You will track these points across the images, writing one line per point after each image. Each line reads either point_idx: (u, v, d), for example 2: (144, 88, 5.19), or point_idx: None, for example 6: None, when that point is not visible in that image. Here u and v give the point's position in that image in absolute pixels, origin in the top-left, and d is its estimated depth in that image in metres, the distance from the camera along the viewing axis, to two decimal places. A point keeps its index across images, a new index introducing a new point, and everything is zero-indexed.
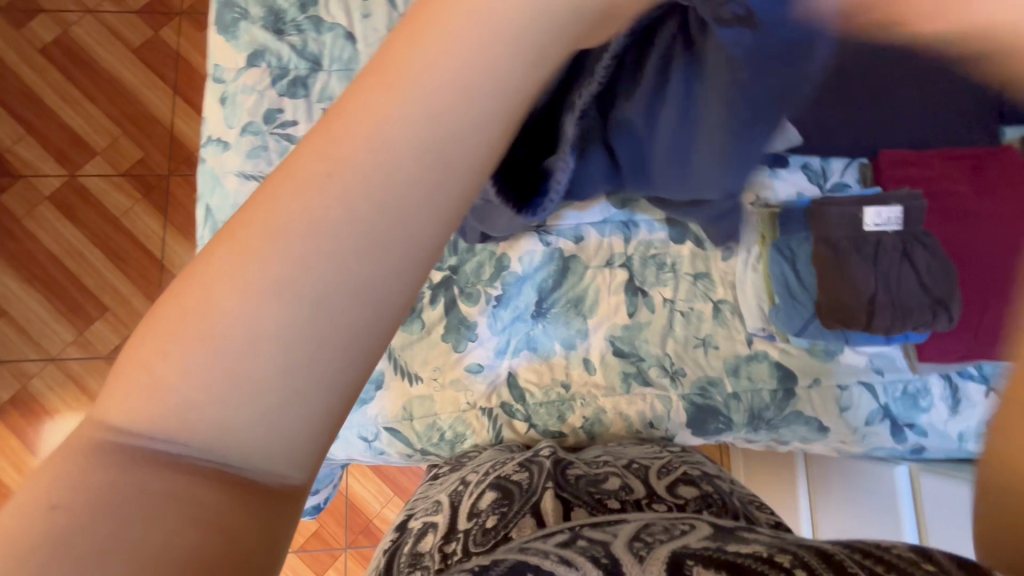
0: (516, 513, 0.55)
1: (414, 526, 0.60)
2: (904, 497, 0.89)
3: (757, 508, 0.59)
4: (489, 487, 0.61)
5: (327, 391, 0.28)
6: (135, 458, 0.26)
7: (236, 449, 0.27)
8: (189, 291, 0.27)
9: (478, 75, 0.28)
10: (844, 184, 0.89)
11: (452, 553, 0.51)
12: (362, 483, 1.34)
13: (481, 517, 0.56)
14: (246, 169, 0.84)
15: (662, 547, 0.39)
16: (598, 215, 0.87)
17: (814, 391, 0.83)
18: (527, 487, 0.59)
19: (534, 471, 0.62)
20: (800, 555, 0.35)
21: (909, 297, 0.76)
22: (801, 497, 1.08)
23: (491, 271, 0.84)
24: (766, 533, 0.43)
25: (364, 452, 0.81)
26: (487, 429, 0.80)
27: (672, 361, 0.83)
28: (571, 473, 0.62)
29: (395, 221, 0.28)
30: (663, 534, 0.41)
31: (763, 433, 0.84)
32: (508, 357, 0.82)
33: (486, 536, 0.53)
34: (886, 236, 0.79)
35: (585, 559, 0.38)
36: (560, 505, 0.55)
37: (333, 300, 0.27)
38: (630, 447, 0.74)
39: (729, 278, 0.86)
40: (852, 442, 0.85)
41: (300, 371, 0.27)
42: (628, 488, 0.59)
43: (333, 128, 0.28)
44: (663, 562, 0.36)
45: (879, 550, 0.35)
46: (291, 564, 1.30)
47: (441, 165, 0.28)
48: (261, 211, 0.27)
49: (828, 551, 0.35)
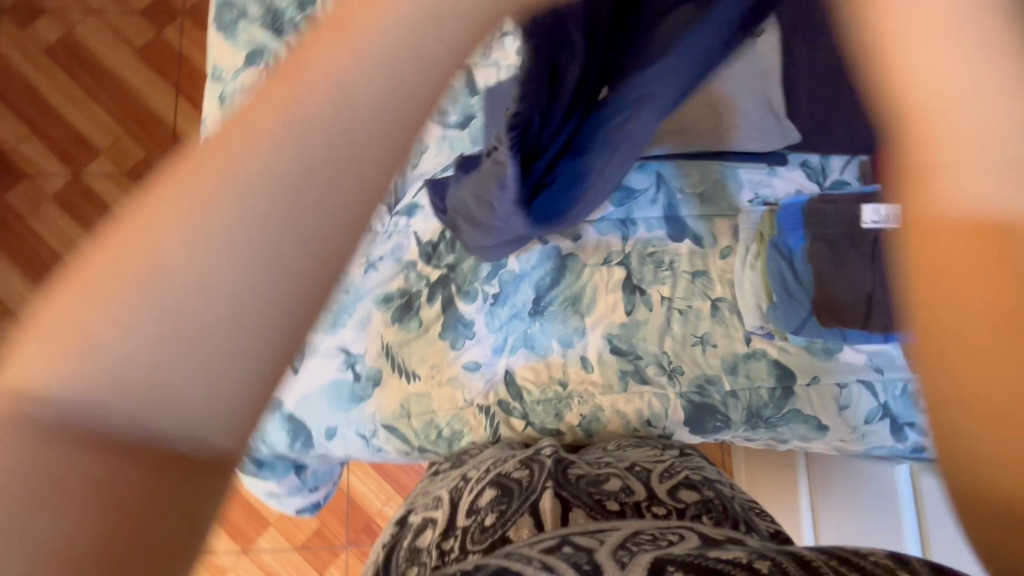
0: (515, 511, 0.54)
1: (413, 521, 0.61)
2: (906, 501, 0.90)
3: (757, 515, 0.59)
4: (488, 484, 0.60)
5: (261, 350, 0.28)
6: (52, 431, 0.25)
7: (170, 412, 0.27)
8: (112, 254, 0.27)
9: (413, 58, 0.31)
10: (843, 183, 0.88)
11: (449, 550, 0.52)
12: (363, 481, 1.34)
13: (479, 515, 0.56)
14: None
15: (644, 554, 0.39)
16: (596, 212, 0.87)
17: (813, 389, 0.83)
18: (527, 486, 0.58)
19: (535, 470, 0.61)
20: (779, 562, 0.35)
21: None
22: (803, 499, 1.07)
23: (489, 269, 0.84)
24: (757, 544, 0.43)
25: (362, 449, 0.81)
26: (484, 426, 0.81)
27: (670, 359, 0.83)
28: (572, 472, 0.61)
29: (334, 185, 0.29)
30: (649, 544, 0.41)
31: (762, 432, 0.84)
32: (505, 355, 0.83)
33: (483, 533, 0.53)
34: None
35: (568, 565, 0.38)
36: (559, 504, 0.54)
37: (272, 258, 0.28)
38: (631, 449, 0.73)
39: (726, 276, 0.86)
40: (851, 440, 0.85)
41: (237, 329, 0.28)
42: (629, 489, 0.59)
43: (275, 101, 0.29)
44: (644, 566, 0.36)
45: (858, 557, 0.35)
46: (293, 560, 1.31)
47: (374, 133, 0.30)
48: (193, 175, 0.28)
49: (806, 557, 0.36)
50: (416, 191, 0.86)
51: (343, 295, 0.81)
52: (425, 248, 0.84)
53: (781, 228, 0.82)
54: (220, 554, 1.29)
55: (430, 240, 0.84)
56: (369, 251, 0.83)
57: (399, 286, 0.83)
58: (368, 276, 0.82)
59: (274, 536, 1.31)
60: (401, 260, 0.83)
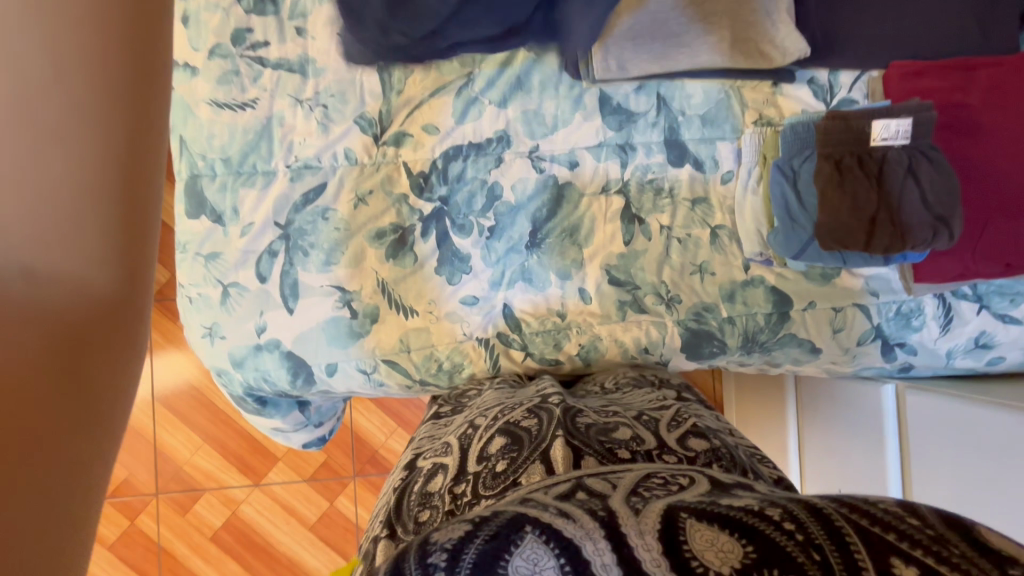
0: (527, 458, 0.53)
1: (423, 465, 0.60)
2: (890, 417, 0.92)
3: (760, 461, 0.60)
4: (497, 432, 0.58)
5: (104, 224, 0.30)
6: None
7: (68, 251, 0.28)
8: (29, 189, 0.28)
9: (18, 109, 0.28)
10: (851, 101, 0.85)
11: (461, 493, 0.51)
12: (366, 416, 1.38)
13: (490, 461, 0.54)
14: (219, 96, 0.78)
15: (657, 501, 0.39)
16: (594, 137, 0.83)
17: (809, 313, 0.84)
18: (537, 434, 0.56)
19: (544, 417, 0.59)
20: (790, 509, 0.36)
21: (912, 216, 0.75)
22: (791, 415, 1.15)
23: (483, 201, 0.81)
24: (766, 488, 0.42)
25: (364, 384, 0.82)
26: (485, 358, 0.81)
27: (668, 288, 0.83)
28: (581, 421, 0.58)
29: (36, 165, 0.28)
30: (660, 489, 0.41)
31: (757, 356, 0.86)
32: (503, 289, 0.82)
33: (496, 479, 0.51)
34: (893, 150, 0.77)
35: (583, 512, 0.37)
36: (571, 453, 0.52)
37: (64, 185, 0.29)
38: (631, 393, 0.73)
39: (727, 202, 0.85)
40: (842, 362, 0.87)
41: (83, 174, 0.29)
42: (639, 438, 0.57)
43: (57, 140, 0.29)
44: (657, 514, 0.36)
45: (867, 504, 0.36)
46: (304, 492, 1.37)
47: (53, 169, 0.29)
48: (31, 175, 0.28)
49: (817, 505, 0.36)
50: (403, 118, 0.81)
51: (334, 231, 0.79)
52: (417, 179, 0.80)
53: (784, 150, 0.80)
54: (232, 488, 1.34)
55: (422, 171, 0.81)
56: (357, 185, 0.80)
57: (391, 221, 0.80)
58: (357, 211, 0.79)
59: (282, 469, 1.36)
60: (393, 194, 0.80)
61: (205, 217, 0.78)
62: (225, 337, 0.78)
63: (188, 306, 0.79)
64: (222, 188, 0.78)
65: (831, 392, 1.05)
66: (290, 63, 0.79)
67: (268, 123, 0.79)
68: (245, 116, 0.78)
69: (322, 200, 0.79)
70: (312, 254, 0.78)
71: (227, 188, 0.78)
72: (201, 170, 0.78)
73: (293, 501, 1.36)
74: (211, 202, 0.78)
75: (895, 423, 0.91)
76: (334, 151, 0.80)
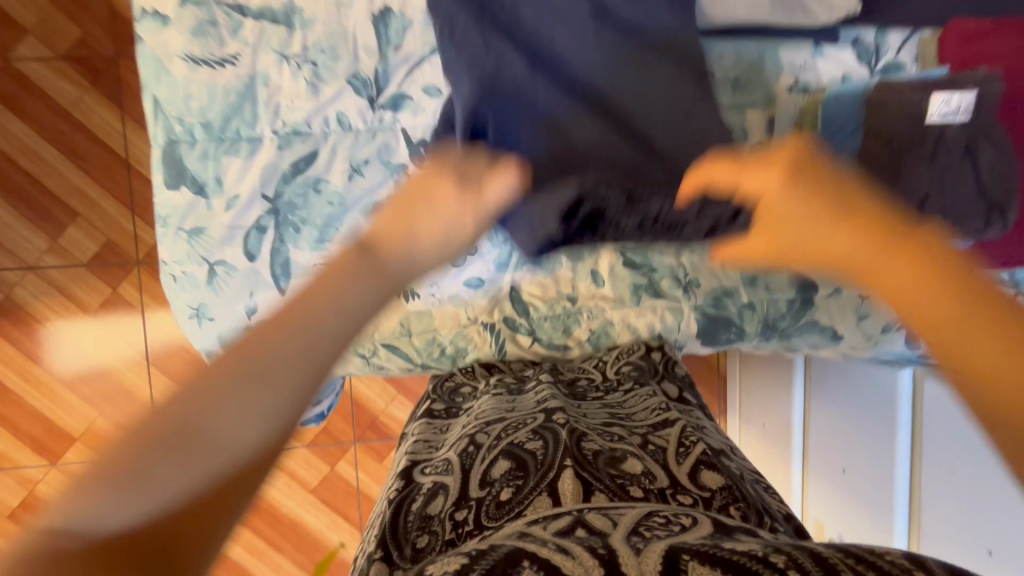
0: (533, 490, 0.49)
1: (424, 481, 0.55)
2: (904, 402, 0.88)
3: (767, 492, 0.56)
4: (501, 455, 0.54)
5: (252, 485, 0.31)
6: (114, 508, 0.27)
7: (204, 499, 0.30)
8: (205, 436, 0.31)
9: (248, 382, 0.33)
10: (898, 65, 0.76)
11: (463, 522, 0.48)
12: (365, 384, 1.35)
13: (494, 488, 0.51)
14: (194, 51, 0.68)
15: (658, 542, 0.35)
16: None
17: (834, 299, 0.79)
18: (542, 461, 0.52)
19: (549, 440, 0.54)
20: (795, 556, 0.32)
21: (961, 200, 0.69)
22: (796, 389, 1.12)
23: None
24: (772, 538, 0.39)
25: (363, 367, 0.79)
26: (489, 343, 0.77)
27: (687, 272, 0.77)
28: (588, 447, 0.54)
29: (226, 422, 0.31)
30: (661, 529, 0.37)
31: (774, 341, 0.81)
32: (510, 271, 0.76)
33: (500, 509, 0.48)
34: (950, 129, 0.68)
35: (582, 548, 0.33)
36: (579, 487, 0.48)
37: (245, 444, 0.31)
38: (630, 399, 0.67)
39: None
40: (862, 348, 0.82)
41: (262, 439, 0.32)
42: (651, 475, 0.52)
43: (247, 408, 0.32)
44: (659, 554, 0.32)
45: (873, 555, 0.32)
46: (305, 457, 1.36)
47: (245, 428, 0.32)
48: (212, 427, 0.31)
49: (821, 553, 0.32)
50: (401, 78, 0.72)
51: (328, 205, 0.73)
52: (417, 148, 0.73)
53: (827, 125, 0.73)
54: None
55: (421, 139, 0.73)
56: (353, 153, 0.73)
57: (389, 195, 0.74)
58: (353, 183, 0.73)
59: None
60: (389, 164, 0.73)
61: (186, 188, 0.71)
62: (213, 319, 0.74)
63: (172, 285, 0.74)
64: (203, 155, 0.71)
65: (840, 372, 1.02)
66: (273, 13, 0.69)
67: (251, 83, 0.70)
68: (225, 74, 0.69)
69: (313, 170, 0.72)
70: (303, 230, 0.73)
71: (208, 156, 0.71)
72: (178, 136, 0.70)
73: (294, 466, 1.36)
74: (192, 171, 0.71)
75: (909, 409, 0.88)
76: (324, 115, 0.72)
